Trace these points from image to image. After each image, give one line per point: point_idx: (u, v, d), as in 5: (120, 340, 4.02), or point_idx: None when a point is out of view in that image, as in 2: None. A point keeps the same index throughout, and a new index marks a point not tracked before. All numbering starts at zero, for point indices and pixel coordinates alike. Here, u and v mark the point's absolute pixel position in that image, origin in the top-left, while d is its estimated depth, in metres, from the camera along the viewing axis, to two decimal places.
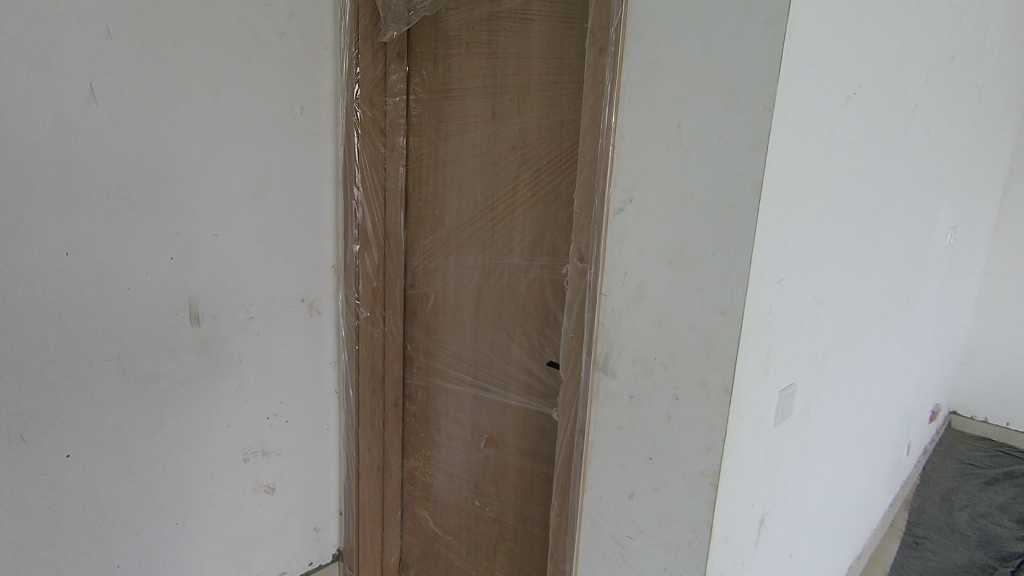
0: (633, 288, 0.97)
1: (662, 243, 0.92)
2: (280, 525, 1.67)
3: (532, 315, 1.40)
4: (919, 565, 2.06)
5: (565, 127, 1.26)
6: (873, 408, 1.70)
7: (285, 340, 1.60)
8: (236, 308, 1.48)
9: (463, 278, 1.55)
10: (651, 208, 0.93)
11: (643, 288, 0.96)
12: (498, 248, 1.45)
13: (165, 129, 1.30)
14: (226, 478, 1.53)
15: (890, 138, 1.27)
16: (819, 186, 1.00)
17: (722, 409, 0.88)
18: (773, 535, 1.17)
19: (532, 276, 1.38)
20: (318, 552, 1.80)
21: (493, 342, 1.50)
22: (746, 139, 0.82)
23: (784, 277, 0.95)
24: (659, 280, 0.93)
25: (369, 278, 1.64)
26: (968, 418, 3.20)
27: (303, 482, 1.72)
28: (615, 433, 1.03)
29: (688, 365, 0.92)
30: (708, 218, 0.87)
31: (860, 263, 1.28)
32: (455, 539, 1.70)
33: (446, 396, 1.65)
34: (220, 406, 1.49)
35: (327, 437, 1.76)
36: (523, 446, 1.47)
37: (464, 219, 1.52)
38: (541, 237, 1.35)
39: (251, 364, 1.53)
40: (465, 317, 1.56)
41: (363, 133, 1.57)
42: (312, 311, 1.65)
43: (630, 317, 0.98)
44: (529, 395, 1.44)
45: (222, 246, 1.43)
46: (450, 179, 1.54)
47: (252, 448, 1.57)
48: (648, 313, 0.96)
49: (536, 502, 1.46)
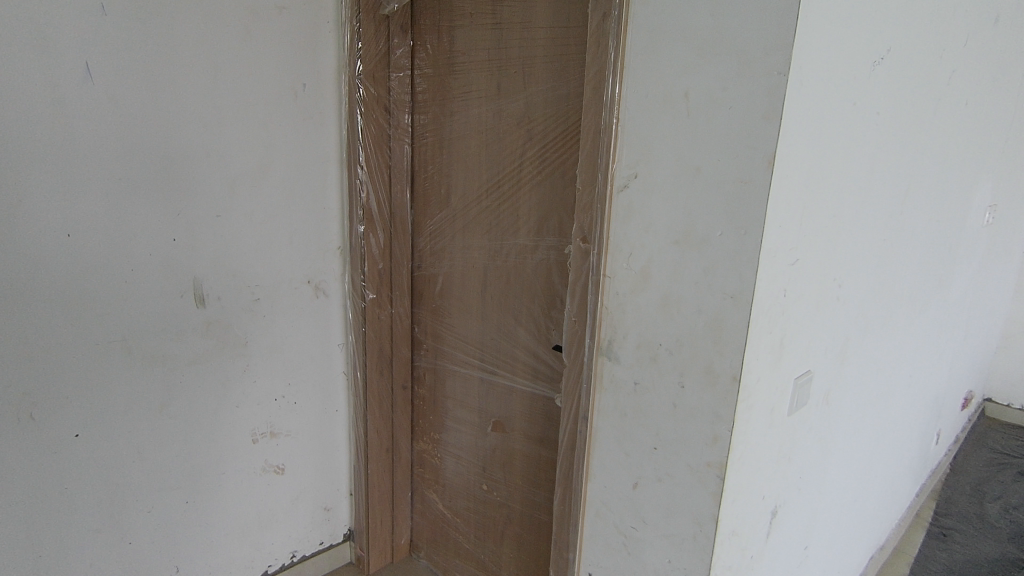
0: (638, 269, 0.92)
1: (668, 221, 0.87)
2: (290, 505, 1.69)
3: (538, 297, 1.36)
4: (946, 558, 1.98)
5: (571, 101, 1.21)
6: (900, 394, 1.63)
7: (292, 322, 1.59)
8: (241, 290, 1.47)
9: (469, 259, 1.51)
10: (655, 185, 0.88)
11: (648, 269, 0.91)
12: (503, 228, 1.40)
13: (164, 108, 1.28)
14: (235, 458, 1.54)
15: (922, 109, 1.19)
16: (841, 160, 0.93)
17: (730, 398, 0.83)
18: (787, 527, 1.13)
19: (538, 258, 1.34)
20: (329, 532, 1.81)
21: (500, 324, 1.46)
22: (759, 108, 0.76)
23: (800, 258, 0.88)
24: (666, 260, 0.88)
25: (375, 259, 1.60)
26: (1003, 405, 3.07)
27: (312, 464, 1.72)
28: (618, 421, 0.99)
29: (695, 350, 0.86)
30: (718, 195, 0.81)
31: (887, 242, 1.21)
32: (464, 522, 1.70)
33: (452, 378, 1.64)
34: (228, 388, 1.49)
35: (336, 418, 1.75)
36: (530, 430, 1.45)
37: (470, 198, 1.48)
38: (548, 216, 1.30)
39: (258, 345, 1.53)
40: (472, 300, 1.53)
41: (367, 111, 1.51)
42: (318, 292, 1.63)
43: (633, 298, 0.94)
44: (535, 379, 1.40)
45: (226, 228, 1.42)
46: (454, 158, 1.50)
47: (260, 429, 1.58)
48: (650, 297, 0.91)
49: (543, 487, 1.44)
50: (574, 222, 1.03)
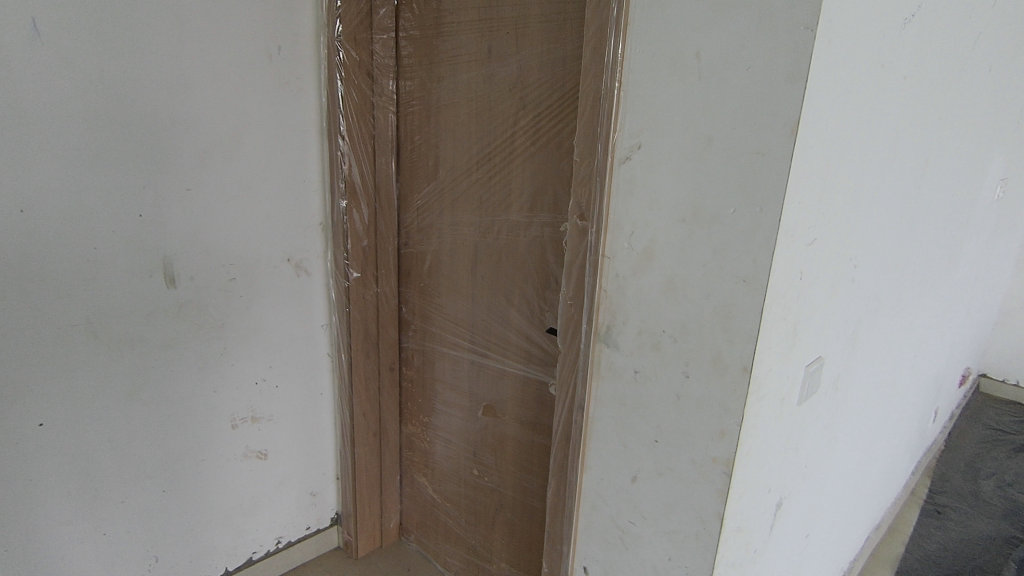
0: (642, 250, 0.84)
1: (674, 196, 0.79)
2: (274, 490, 1.64)
3: (531, 277, 1.28)
4: (940, 537, 1.97)
5: (568, 65, 1.11)
6: (904, 375, 1.58)
7: (272, 303, 1.51)
8: (216, 269, 1.38)
9: (459, 236, 1.43)
10: (661, 157, 0.79)
11: (651, 249, 0.83)
12: (494, 204, 1.32)
13: (124, 71, 1.17)
14: (214, 445, 1.48)
15: (947, 74, 1.10)
16: (864, 129, 0.85)
17: (739, 391, 0.76)
18: (790, 518, 1.08)
19: (531, 236, 1.26)
20: (316, 517, 1.77)
21: (490, 305, 1.39)
22: (780, 69, 0.67)
23: (817, 238, 0.81)
24: (671, 239, 0.80)
25: (358, 236, 1.51)
26: (998, 380, 3.06)
27: (296, 448, 1.66)
28: (616, 411, 0.93)
29: (701, 338, 0.80)
30: (731, 168, 0.73)
31: (903, 219, 1.14)
32: (454, 507, 1.66)
33: (442, 361, 1.57)
34: (204, 372, 1.42)
35: (321, 402, 1.69)
36: (522, 415, 1.39)
37: (459, 171, 1.39)
38: (542, 191, 1.21)
39: (235, 328, 1.45)
40: (461, 279, 1.45)
41: (347, 77, 1.41)
42: (299, 271, 1.54)
43: (634, 281, 0.86)
44: (528, 363, 1.34)
45: (197, 203, 1.32)
46: (443, 127, 1.40)
47: (240, 415, 1.52)
48: (653, 280, 0.84)
49: (536, 473, 1.39)
50: (571, 197, 0.95)
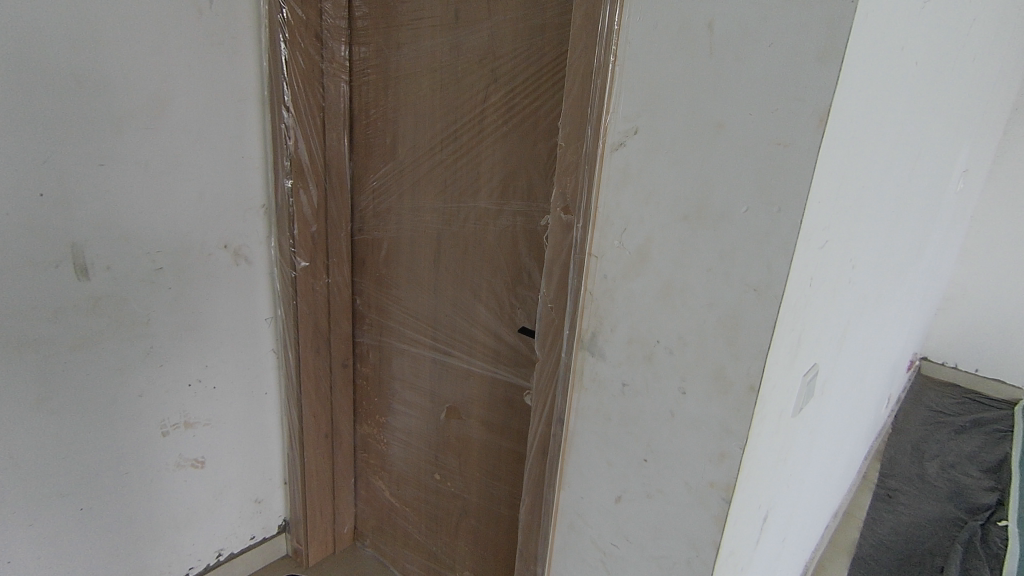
0: (635, 249, 0.74)
1: (676, 190, 0.69)
2: (213, 500, 1.49)
3: (501, 270, 1.17)
4: (892, 520, 2.00)
5: (547, 35, 0.99)
6: (871, 368, 1.57)
7: (207, 295, 1.33)
8: (137, 258, 1.20)
9: (420, 223, 1.30)
10: (661, 144, 0.69)
11: (646, 250, 0.73)
12: (461, 188, 1.19)
13: (15, 18, 0.96)
14: (141, 454, 1.32)
15: (942, 61, 1.04)
16: (877, 118, 0.77)
17: (744, 411, 0.69)
18: (773, 528, 1.03)
19: (501, 225, 1.14)
20: (261, 525, 1.63)
21: (455, 299, 1.27)
22: (811, 45, 0.58)
23: (828, 240, 0.73)
24: (671, 238, 0.71)
25: (307, 221, 1.34)
26: (938, 363, 3.18)
27: (238, 454, 1.51)
28: (601, 426, 0.84)
29: (701, 350, 0.71)
30: (745, 160, 0.63)
31: (891, 213, 1.09)
32: (413, 512, 1.55)
33: (401, 358, 1.44)
34: (127, 374, 1.25)
35: (266, 402, 1.53)
36: (489, 418, 1.29)
37: (421, 151, 1.25)
38: (514, 176, 1.10)
39: (163, 324, 1.28)
40: (423, 271, 1.32)
41: (292, 39, 1.22)
42: (238, 260, 1.37)
43: (625, 283, 0.77)
44: (496, 362, 1.23)
45: (113, 181, 1.13)
46: (402, 101, 1.26)
47: (171, 420, 1.35)
48: (647, 283, 0.74)
49: (503, 480, 1.30)
50: (554, 186, 0.84)
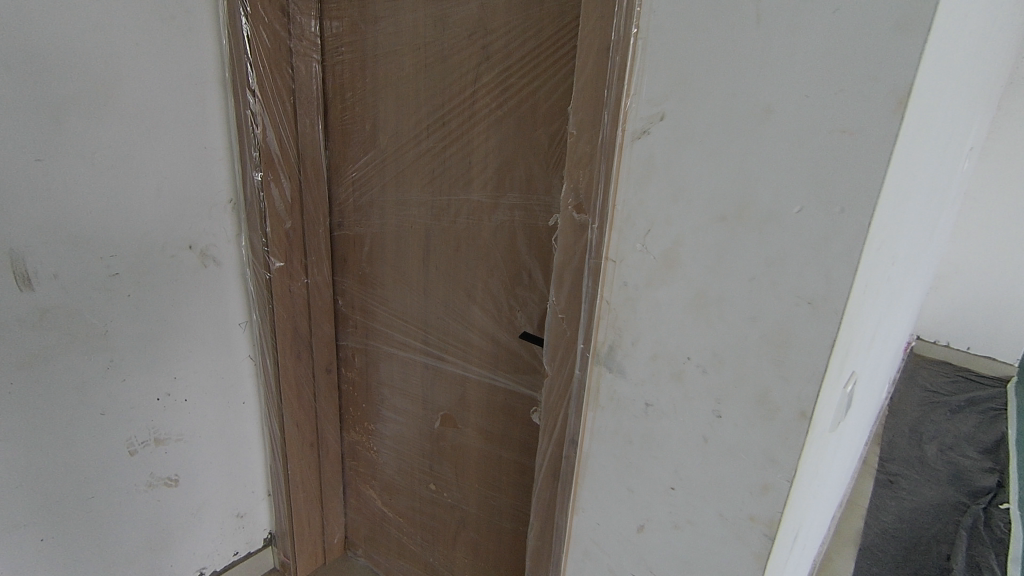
0: (663, 255, 0.65)
1: (713, 185, 0.59)
2: (190, 519, 1.38)
3: (498, 270, 1.07)
4: (895, 507, 1.98)
5: (545, 5, 0.87)
6: (884, 360, 1.50)
7: (172, 301, 1.21)
8: (90, 263, 1.07)
9: (406, 217, 1.18)
10: (693, 132, 0.59)
11: (674, 255, 0.64)
12: (451, 180, 1.08)
13: None
14: (107, 477, 1.20)
15: (979, 31, 0.95)
16: (934, 98, 0.67)
17: (793, 439, 0.60)
18: (801, 544, 0.96)
19: (497, 220, 1.04)
20: (245, 540, 1.53)
21: (448, 301, 1.17)
22: (886, 11, 0.47)
23: (882, 240, 0.64)
24: (706, 242, 0.61)
25: (280, 217, 1.22)
26: (930, 342, 3.21)
27: (215, 468, 1.40)
28: (621, 449, 0.75)
29: (742, 370, 0.62)
30: (799, 150, 0.53)
31: (922, 201, 1.00)
32: (407, 522, 1.47)
33: (389, 362, 1.34)
34: (85, 392, 1.13)
35: (243, 412, 1.42)
36: (488, 427, 1.20)
37: (405, 138, 1.13)
38: (511, 166, 0.99)
39: (124, 335, 1.15)
40: (411, 270, 1.21)
41: (254, 13, 1.08)
42: (205, 261, 1.24)
43: (648, 292, 0.67)
44: (494, 368, 1.14)
45: (54, 177, 0.99)
46: (382, 83, 1.13)
47: (139, 438, 1.23)
48: (676, 293, 0.65)
49: (505, 492, 1.21)
50: (564, 181, 0.74)
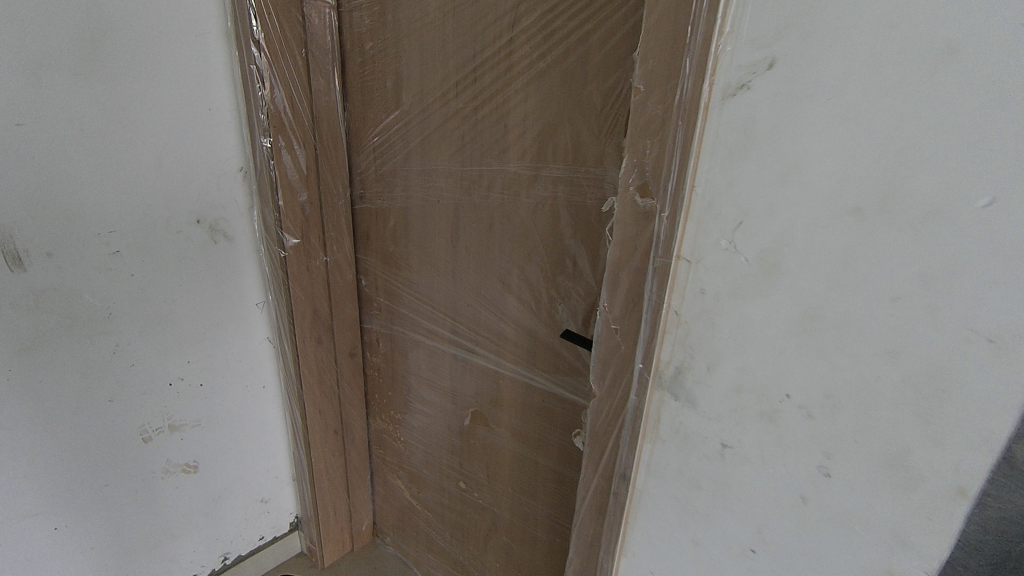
0: (758, 259, 0.48)
1: (843, 165, 0.42)
2: (212, 505, 1.32)
3: (537, 255, 0.91)
4: None
5: None
6: None
7: (181, 280, 1.10)
8: (87, 240, 0.97)
9: (433, 191, 1.03)
10: (816, 88, 0.42)
11: (775, 259, 0.47)
12: (483, 147, 0.91)
13: None
14: (121, 465, 1.14)
15: None
16: None
17: (937, 521, 0.43)
18: None
19: (537, 197, 0.87)
20: (270, 525, 1.47)
21: (479, 287, 1.02)
22: None
23: None
24: (824, 246, 0.44)
25: (294, 189, 1.09)
26: None
27: (236, 454, 1.33)
28: (686, 494, 0.60)
29: (864, 420, 0.45)
30: (995, 112, 0.35)
31: None
32: (436, 518, 1.37)
33: (416, 351, 1.22)
34: (90, 378, 1.05)
35: (264, 397, 1.33)
36: (523, 429, 1.07)
37: (431, 98, 0.96)
38: (555, 131, 0.82)
39: (129, 317, 1.06)
40: (438, 251, 1.07)
41: None
42: (215, 236, 1.12)
43: (735, 305, 0.50)
44: (531, 366, 0.99)
45: (40, 144, 0.89)
46: (404, 31, 0.96)
47: (153, 425, 1.16)
48: (774, 310, 0.48)
49: (541, 500, 1.09)
50: (629, 157, 0.55)
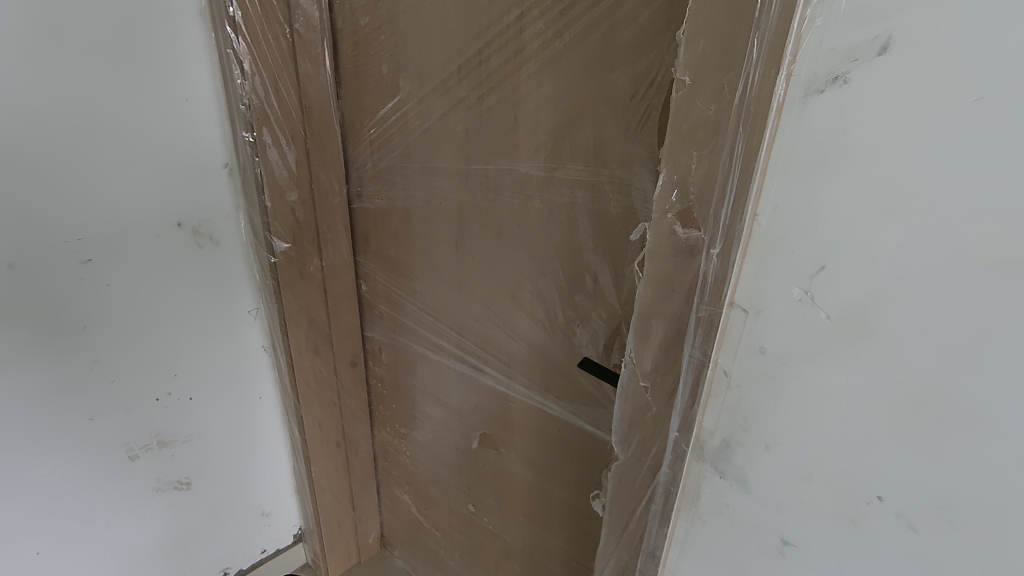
0: (836, 297, 0.41)
1: (953, 189, 0.35)
2: (208, 521, 1.25)
3: (551, 270, 0.79)
4: None
5: None
6: None
7: (163, 290, 1.01)
8: (53, 249, 0.88)
9: (434, 192, 0.90)
10: (931, 83, 0.35)
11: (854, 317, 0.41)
12: (490, 143, 0.78)
13: None
14: (107, 484, 1.07)
15: None
16: None
17: None
18: None
19: (551, 203, 0.75)
20: (273, 538, 1.40)
21: (487, 301, 0.90)
22: None
23: None
24: (919, 278, 0.38)
25: (283, 189, 0.98)
26: None
27: (233, 468, 1.25)
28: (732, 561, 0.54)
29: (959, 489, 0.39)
30: None
31: None
32: (444, 537, 1.28)
33: (420, 364, 1.11)
34: (67, 396, 0.97)
35: (261, 408, 1.24)
36: (536, 457, 0.96)
37: (430, 85, 0.83)
38: (573, 127, 0.68)
39: (107, 331, 0.97)
40: (441, 258, 0.95)
41: None
42: (200, 240, 1.02)
43: (799, 349, 0.44)
44: (545, 392, 0.88)
45: None
46: (400, 6, 0.82)
47: (139, 443, 1.08)
48: (849, 357, 0.42)
49: (556, 533, 0.98)
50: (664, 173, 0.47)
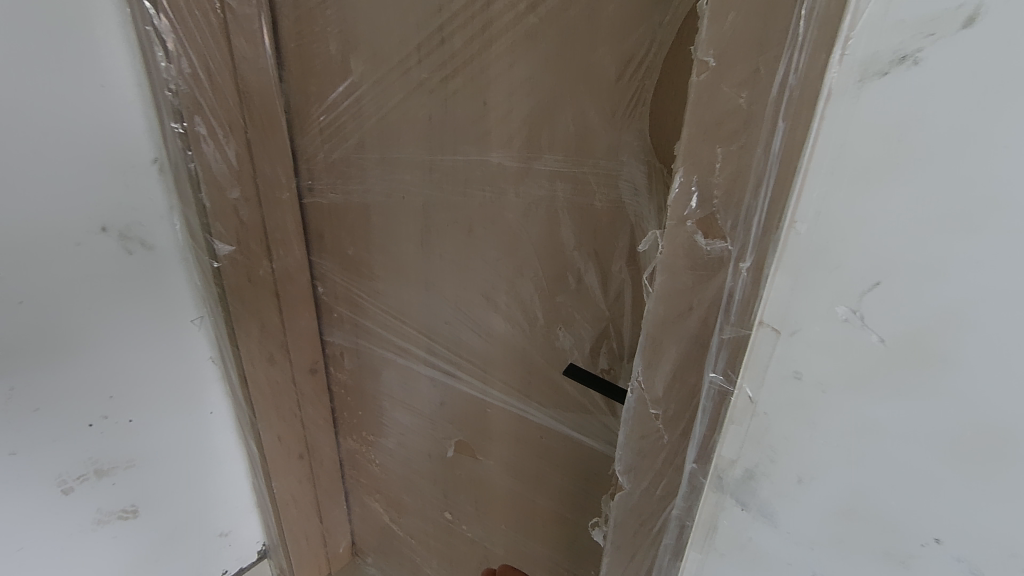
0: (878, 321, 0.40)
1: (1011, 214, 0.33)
2: (161, 548, 1.15)
3: (530, 269, 0.72)
4: None
5: None
6: None
7: (90, 304, 0.89)
8: None
9: (395, 186, 0.82)
10: (1010, 76, 0.31)
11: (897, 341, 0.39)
12: (457, 132, 0.70)
13: None
14: (38, 521, 0.96)
15: None
16: None
17: None
18: None
19: (527, 197, 0.68)
20: (235, 557, 1.30)
21: (459, 303, 0.83)
22: None
23: None
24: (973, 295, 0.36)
25: (223, 187, 0.88)
26: None
27: (186, 490, 1.14)
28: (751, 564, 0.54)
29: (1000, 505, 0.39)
30: None
31: None
32: (420, 545, 1.22)
33: (387, 369, 1.03)
34: None
35: (213, 423, 1.14)
36: (517, 465, 0.90)
37: (387, 67, 0.74)
38: (552, 113, 0.61)
39: (24, 355, 0.85)
40: (406, 258, 0.87)
41: None
42: (130, 247, 0.90)
43: (837, 364, 0.42)
44: (526, 397, 0.82)
45: None
46: None
47: (73, 473, 0.97)
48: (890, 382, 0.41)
49: (541, 540, 0.94)
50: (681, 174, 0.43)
